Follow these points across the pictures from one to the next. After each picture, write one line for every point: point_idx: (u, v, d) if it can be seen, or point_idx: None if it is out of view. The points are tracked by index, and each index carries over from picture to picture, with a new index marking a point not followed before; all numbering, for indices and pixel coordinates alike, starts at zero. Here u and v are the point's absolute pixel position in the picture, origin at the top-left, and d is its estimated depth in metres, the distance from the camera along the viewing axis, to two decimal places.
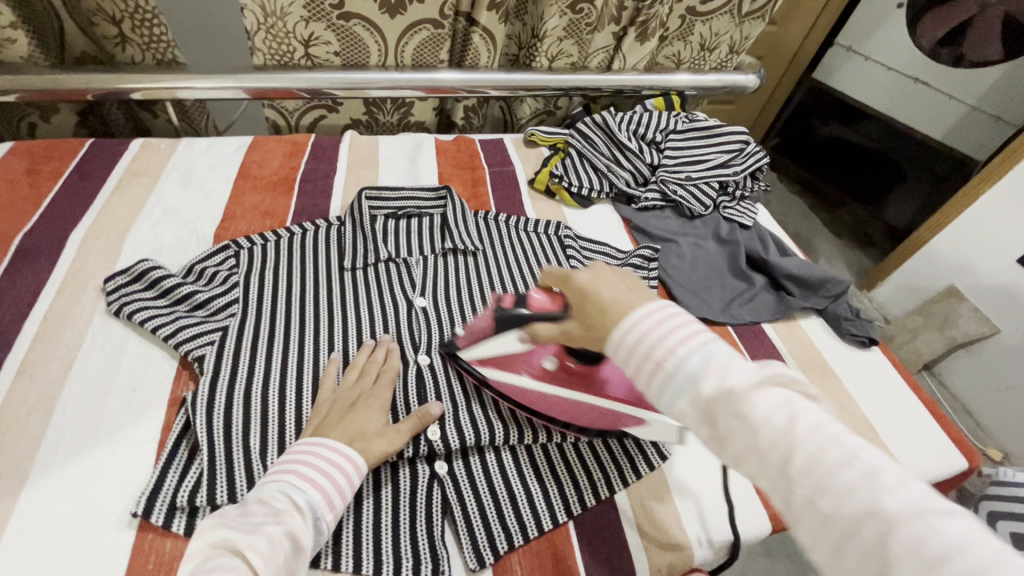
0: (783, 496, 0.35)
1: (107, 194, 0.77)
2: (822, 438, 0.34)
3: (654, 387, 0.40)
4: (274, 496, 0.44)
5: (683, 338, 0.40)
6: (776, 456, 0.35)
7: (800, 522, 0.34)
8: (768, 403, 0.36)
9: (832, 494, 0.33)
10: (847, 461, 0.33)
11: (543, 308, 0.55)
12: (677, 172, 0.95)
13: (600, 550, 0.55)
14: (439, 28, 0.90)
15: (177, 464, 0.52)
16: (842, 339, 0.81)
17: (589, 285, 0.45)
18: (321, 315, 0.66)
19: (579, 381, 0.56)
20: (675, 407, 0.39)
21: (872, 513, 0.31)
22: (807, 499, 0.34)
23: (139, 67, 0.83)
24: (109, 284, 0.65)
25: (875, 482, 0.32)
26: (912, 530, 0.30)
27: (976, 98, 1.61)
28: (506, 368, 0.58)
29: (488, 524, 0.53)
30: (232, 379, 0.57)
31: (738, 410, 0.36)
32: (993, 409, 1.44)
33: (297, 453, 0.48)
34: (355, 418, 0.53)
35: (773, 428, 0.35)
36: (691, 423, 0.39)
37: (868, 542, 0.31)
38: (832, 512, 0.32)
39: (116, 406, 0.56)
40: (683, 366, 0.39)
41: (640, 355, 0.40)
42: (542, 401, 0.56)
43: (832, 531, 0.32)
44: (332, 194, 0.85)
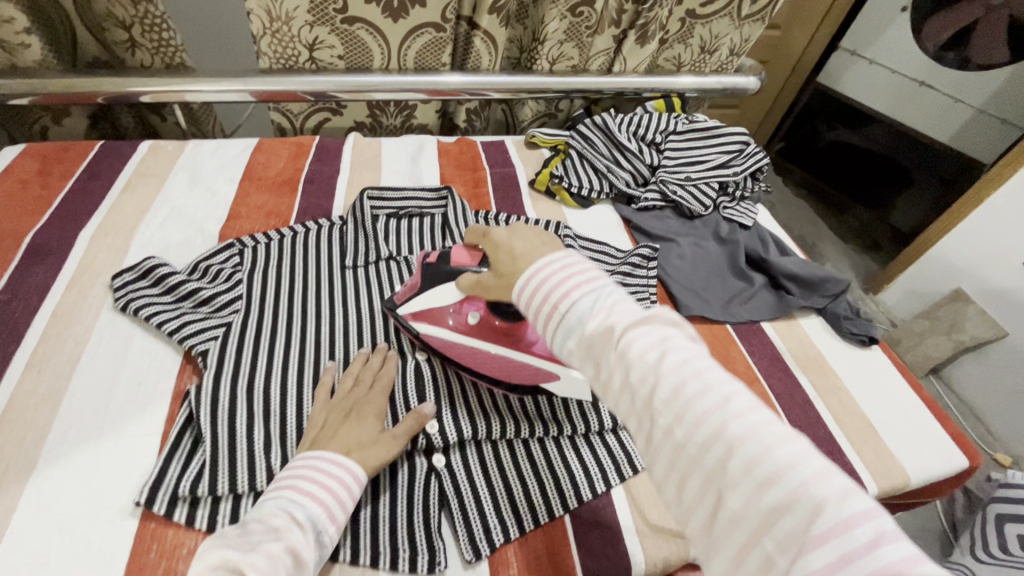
0: (645, 429, 0.37)
1: (115, 194, 0.79)
2: (685, 372, 0.36)
3: (549, 328, 0.43)
4: (274, 513, 0.45)
5: (577, 284, 0.43)
6: (644, 390, 0.37)
7: (659, 453, 0.37)
8: (643, 341, 0.38)
9: (687, 423, 0.35)
10: (704, 393, 0.35)
11: (462, 262, 0.57)
12: (677, 172, 0.96)
13: (596, 544, 0.55)
14: (441, 32, 0.92)
15: (180, 454, 0.53)
16: (841, 338, 0.81)
17: (503, 240, 0.49)
18: (323, 311, 0.67)
19: (503, 337, 0.57)
20: (566, 346, 0.42)
21: (719, 439, 0.34)
22: (666, 429, 0.36)
23: (148, 71, 0.85)
24: (116, 281, 0.66)
25: (727, 411, 0.35)
26: (749, 453, 0.33)
27: (983, 101, 1.58)
28: (436, 323, 0.59)
29: (485, 517, 0.54)
30: (235, 372, 0.58)
31: (616, 348, 0.39)
32: (1001, 413, 1.42)
33: (297, 467, 0.49)
34: (352, 426, 0.53)
35: (644, 363, 0.37)
36: (578, 362, 0.42)
37: (712, 466, 0.34)
38: (685, 441, 0.35)
39: (122, 399, 0.58)
40: (574, 308, 0.42)
41: (539, 300, 0.44)
42: (468, 356, 0.58)
43: (683, 458, 0.35)
44: (335, 194, 0.86)
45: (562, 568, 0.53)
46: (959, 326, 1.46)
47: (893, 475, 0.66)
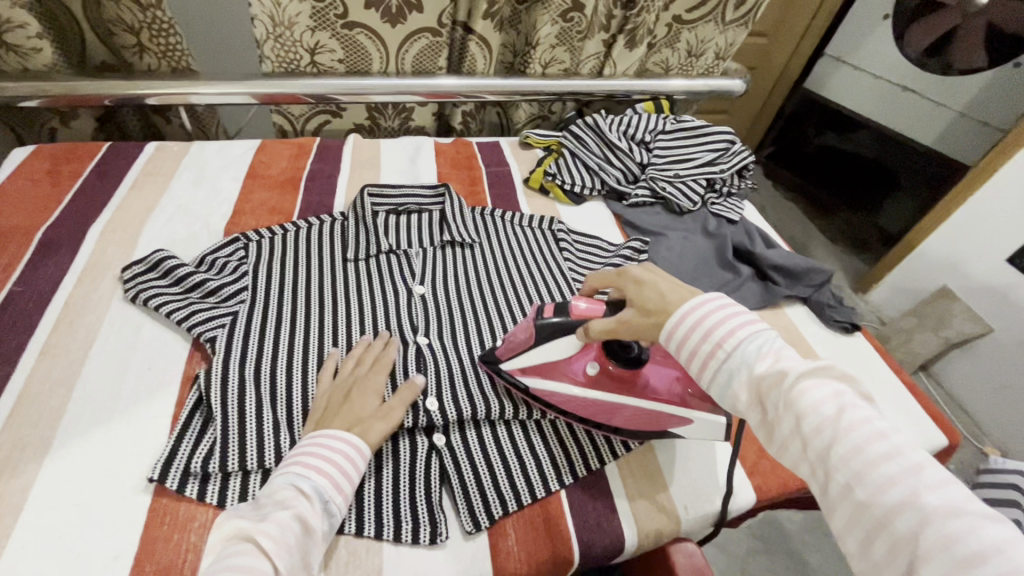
0: (821, 481, 0.40)
1: (124, 193, 0.81)
2: (867, 431, 0.39)
3: (712, 366, 0.48)
4: (282, 487, 0.47)
5: (740, 325, 0.47)
6: (820, 442, 0.40)
7: (836, 508, 0.39)
8: (818, 394, 0.42)
9: (870, 484, 0.37)
10: (890, 456, 0.38)
11: (586, 314, 0.56)
12: (666, 169, 1.00)
13: (592, 517, 0.57)
14: (437, 37, 0.96)
15: (191, 434, 0.56)
16: (826, 326, 0.85)
17: (647, 278, 0.53)
18: (325, 301, 0.69)
19: (621, 385, 0.58)
20: (731, 388, 0.47)
21: (911, 506, 0.36)
22: (845, 485, 0.39)
23: (155, 75, 0.88)
24: (126, 272, 0.69)
25: (917, 479, 0.37)
26: (946, 525, 0.34)
27: (966, 106, 1.64)
28: (551, 375, 0.60)
29: (484, 492, 0.56)
30: (243, 358, 0.60)
31: (787, 394, 0.42)
32: (989, 406, 1.46)
33: (303, 446, 0.51)
34: (352, 405, 0.56)
35: (821, 415, 0.41)
36: (745, 404, 0.46)
37: (903, 531, 0.35)
38: (871, 502, 0.37)
39: (133, 383, 0.60)
40: (739, 348, 0.46)
41: (699, 338, 0.48)
42: (585, 406, 0.59)
43: (866, 517, 0.37)
44: (336, 192, 0.89)
45: (558, 538, 0.55)
46: (946, 322, 1.50)
47: None
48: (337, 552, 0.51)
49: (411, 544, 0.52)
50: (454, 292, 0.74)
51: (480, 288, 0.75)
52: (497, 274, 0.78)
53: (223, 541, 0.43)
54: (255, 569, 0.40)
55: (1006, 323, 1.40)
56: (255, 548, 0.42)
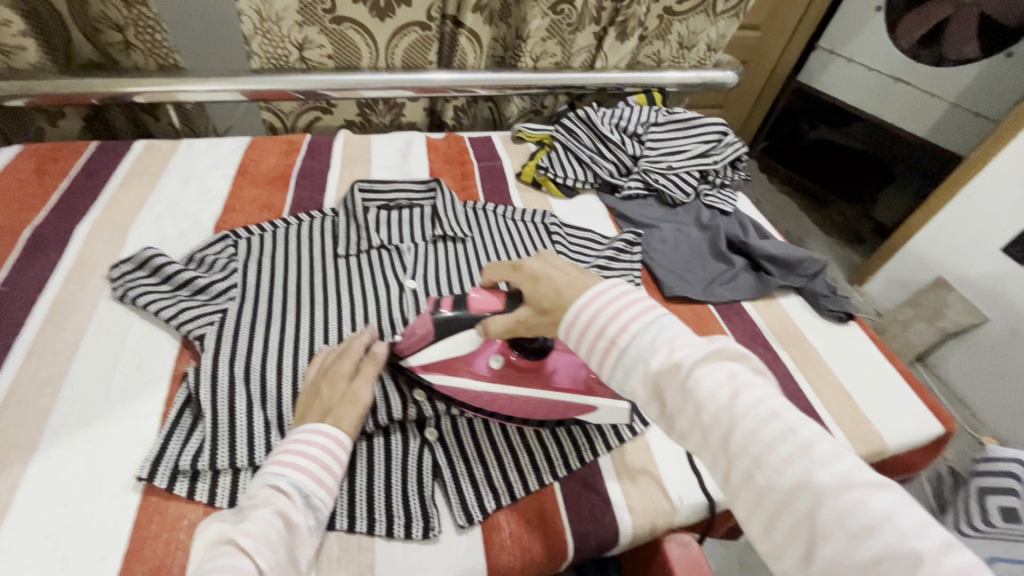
0: (722, 469, 0.40)
1: (112, 191, 0.80)
2: (761, 414, 0.38)
3: (610, 363, 0.46)
4: (259, 487, 0.46)
5: (633, 318, 0.45)
6: (718, 431, 0.39)
7: (738, 495, 0.38)
8: (713, 380, 0.40)
9: (768, 468, 0.37)
10: (783, 437, 0.37)
11: (485, 306, 0.56)
12: (658, 161, 0.99)
13: (587, 508, 0.57)
14: (427, 30, 0.95)
15: (180, 432, 0.55)
16: (819, 315, 0.85)
17: (542, 272, 0.52)
18: (317, 298, 0.69)
19: (524, 377, 0.58)
20: (630, 384, 0.45)
21: (805, 486, 0.36)
22: (745, 472, 0.38)
23: (143, 72, 0.87)
24: (114, 271, 0.68)
25: (809, 458, 0.36)
26: (838, 503, 0.34)
27: (957, 97, 1.64)
28: (457, 372, 0.58)
29: (477, 486, 0.56)
30: (232, 356, 0.60)
31: (683, 385, 0.41)
32: (986, 396, 1.46)
33: (278, 446, 0.50)
34: (324, 394, 0.54)
35: (717, 404, 0.39)
36: (644, 400, 0.44)
37: (802, 511, 0.35)
38: (768, 486, 0.37)
39: (121, 381, 0.59)
40: (634, 343, 0.44)
41: (594, 334, 0.46)
42: (492, 400, 0.58)
43: (766, 502, 0.37)
44: (326, 188, 0.88)
45: (551, 531, 0.55)
46: (941, 312, 1.50)
47: (872, 442, 0.69)
48: (328, 548, 0.50)
49: (404, 539, 0.52)
50: (446, 285, 0.74)
51: (472, 282, 0.75)
52: (488, 269, 0.77)
53: (206, 545, 0.43)
54: (237, 569, 0.40)
55: (1002, 312, 1.40)
56: (236, 549, 0.41)
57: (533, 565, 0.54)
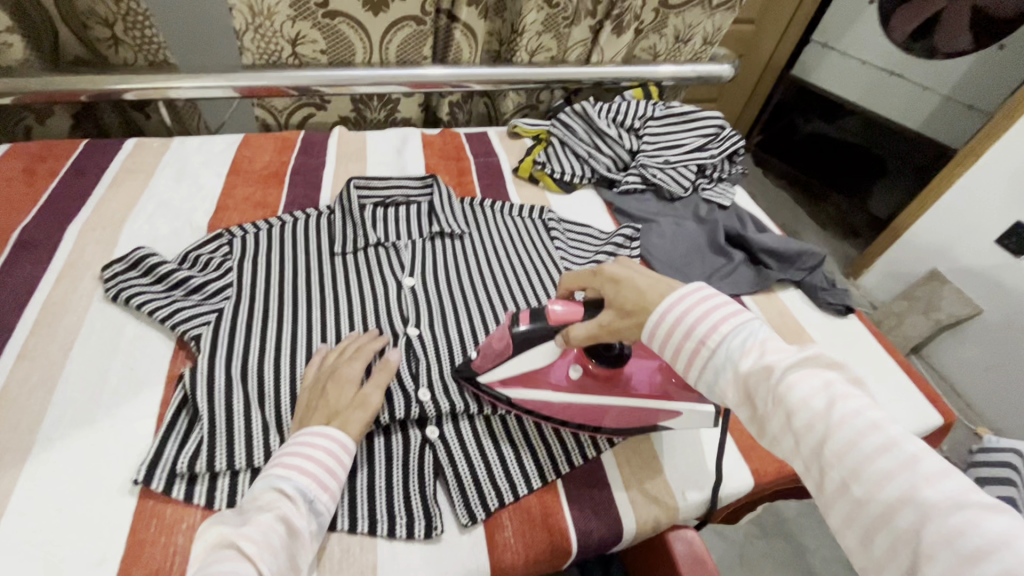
0: (816, 478, 0.39)
1: (102, 191, 0.79)
2: (861, 424, 0.38)
3: (698, 363, 0.46)
4: (263, 490, 0.46)
5: (723, 320, 0.46)
6: (812, 437, 0.39)
7: (833, 505, 0.38)
8: (807, 387, 0.40)
9: (867, 480, 0.36)
10: (885, 449, 0.36)
11: (567, 317, 0.53)
12: (656, 156, 0.99)
13: (590, 504, 0.57)
14: (421, 25, 0.94)
15: (177, 433, 0.54)
16: (819, 308, 0.85)
17: (623, 275, 0.51)
18: (313, 297, 0.68)
19: (605, 386, 0.56)
20: (718, 384, 0.45)
21: (910, 502, 0.34)
22: (841, 481, 0.37)
23: (133, 69, 0.85)
24: (106, 271, 0.67)
25: (915, 472, 0.35)
26: (948, 521, 0.33)
27: (950, 88, 1.67)
28: (534, 385, 0.56)
29: (479, 484, 0.55)
30: (229, 356, 0.59)
31: (776, 389, 0.41)
32: (981, 386, 1.47)
33: (284, 448, 0.50)
34: (329, 397, 0.54)
35: (812, 410, 0.39)
36: (733, 402, 0.45)
37: (905, 527, 0.34)
38: (867, 498, 0.36)
39: (115, 384, 0.58)
40: (725, 344, 0.45)
41: (682, 335, 0.47)
42: (571, 412, 0.56)
43: (864, 514, 0.36)
44: (322, 185, 0.87)
45: (555, 529, 0.55)
46: (936, 304, 1.51)
47: None
48: (330, 549, 0.50)
49: (406, 539, 0.51)
50: (444, 283, 0.73)
51: (470, 279, 0.74)
52: (487, 265, 0.77)
53: (207, 549, 0.42)
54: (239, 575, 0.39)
55: (997, 304, 1.41)
56: (238, 554, 0.41)
57: (536, 562, 0.54)
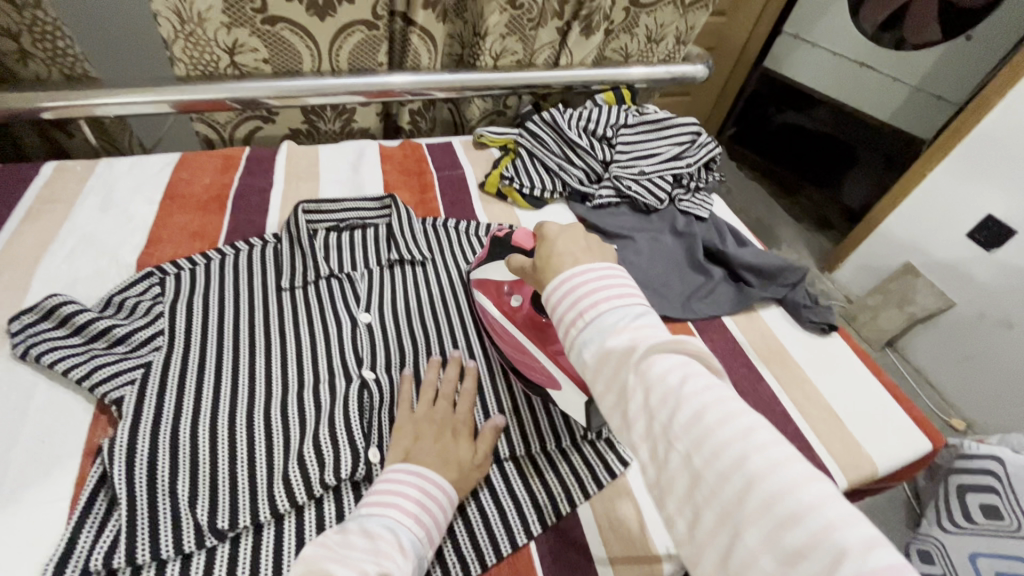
0: (658, 457, 0.34)
1: (15, 225, 0.70)
2: (709, 397, 0.33)
3: (570, 340, 0.40)
4: (382, 532, 0.42)
5: (607, 295, 0.40)
6: (662, 413, 0.34)
7: (670, 484, 0.33)
8: (666, 361, 0.35)
9: (706, 451, 0.31)
10: (726, 420, 0.32)
11: (522, 242, 0.60)
12: (631, 166, 0.93)
13: (565, 568, 0.52)
14: (373, 29, 0.86)
15: (93, 521, 0.47)
16: (801, 326, 0.81)
17: (551, 234, 0.48)
18: (259, 342, 0.61)
19: (534, 330, 0.60)
20: (580, 360, 0.39)
21: (740, 470, 0.30)
22: (683, 456, 0.32)
23: (48, 84, 0.77)
24: (13, 324, 0.59)
25: (750, 441, 0.31)
26: (770, 488, 0.29)
27: (920, 79, 1.64)
28: (491, 298, 0.64)
29: (443, 555, 0.50)
30: (157, 422, 0.52)
31: (635, 364, 0.36)
32: (956, 379, 1.48)
33: (397, 483, 0.47)
34: (448, 445, 0.52)
35: (665, 382, 0.34)
36: (587, 378, 0.38)
37: (729, 499, 0.30)
38: (703, 469, 0.31)
39: (23, 460, 0.51)
40: (598, 319, 0.39)
41: (563, 305, 0.41)
42: (502, 334, 0.62)
43: (698, 489, 0.31)
44: (269, 210, 0.80)
45: None
46: (910, 298, 1.51)
47: (861, 466, 0.65)
48: None
49: None
50: (406, 318, 0.67)
51: (434, 313, 0.69)
52: (452, 295, 0.71)
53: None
54: None
55: (968, 298, 1.41)
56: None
57: None
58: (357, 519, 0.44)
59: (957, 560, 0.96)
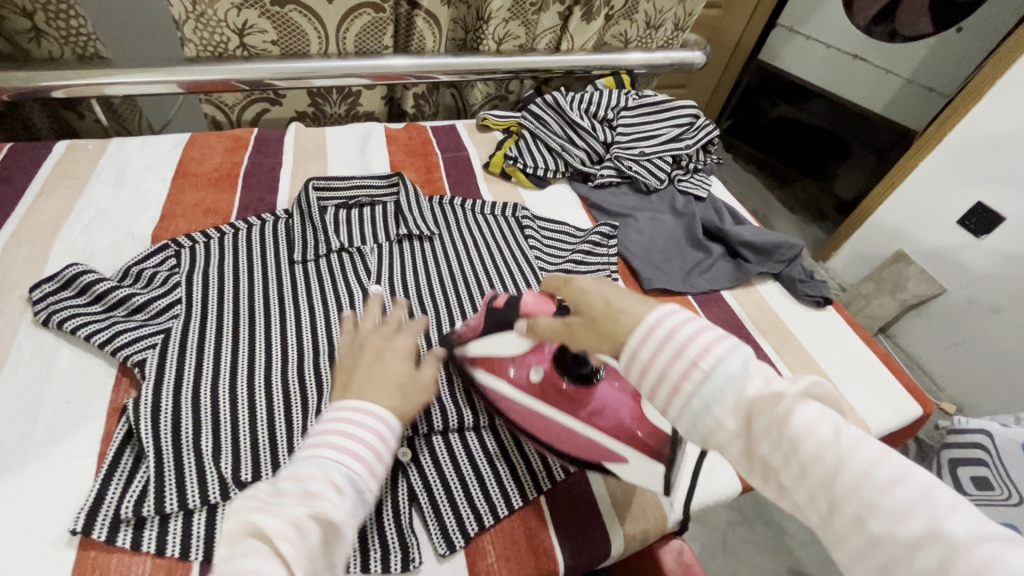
0: (825, 515, 0.35)
1: (30, 200, 0.71)
2: (870, 454, 0.34)
3: (688, 392, 0.39)
4: (312, 474, 0.39)
5: (717, 340, 0.40)
6: (823, 470, 0.35)
7: (843, 542, 0.34)
8: (812, 415, 0.36)
9: (884, 514, 0.32)
10: (896, 480, 0.33)
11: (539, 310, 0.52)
12: (631, 148, 0.95)
13: (575, 519, 0.55)
14: (380, 12, 0.88)
15: (121, 474, 0.49)
16: (798, 301, 0.83)
17: (589, 288, 0.46)
18: (273, 311, 0.63)
19: (563, 402, 0.54)
20: (713, 416, 0.39)
21: (931, 537, 0.30)
22: (856, 518, 0.33)
23: (60, 63, 0.78)
24: (34, 292, 0.60)
25: (930, 502, 0.32)
26: (966, 554, 0.29)
27: (912, 72, 1.67)
28: (495, 373, 0.56)
29: (457, 508, 0.52)
30: (178, 383, 0.53)
31: (783, 420, 0.37)
32: (946, 363, 1.51)
33: (332, 420, 0.43)
34: (385, 371, 0.48)
35: (818, 438, 0.36)
36: (730, 435, 0.39)
37: (926, 567, 0.30)
38: (883, 533, 0.32)
39: (49, 421, 0.52)
40: (720, 368, 0.39)
41: (672, 351, 0.40)
42: (528, 414, 0.55)
43: (879, 551, 0.32)
44: (279, 188, 0.81)
45: (540, 551, 0.52)
46: (902, 284, 1.54)
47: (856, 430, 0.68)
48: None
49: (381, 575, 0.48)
50: (415, 289, 0.69)
51: (441, 285, 0.70)
52: (458, 268, 0.73)
53: (229, 534, 0.36)
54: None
55: (958, 283, 1.44)
56: (268, 551, 0.34)
57: None
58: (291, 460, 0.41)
59: None
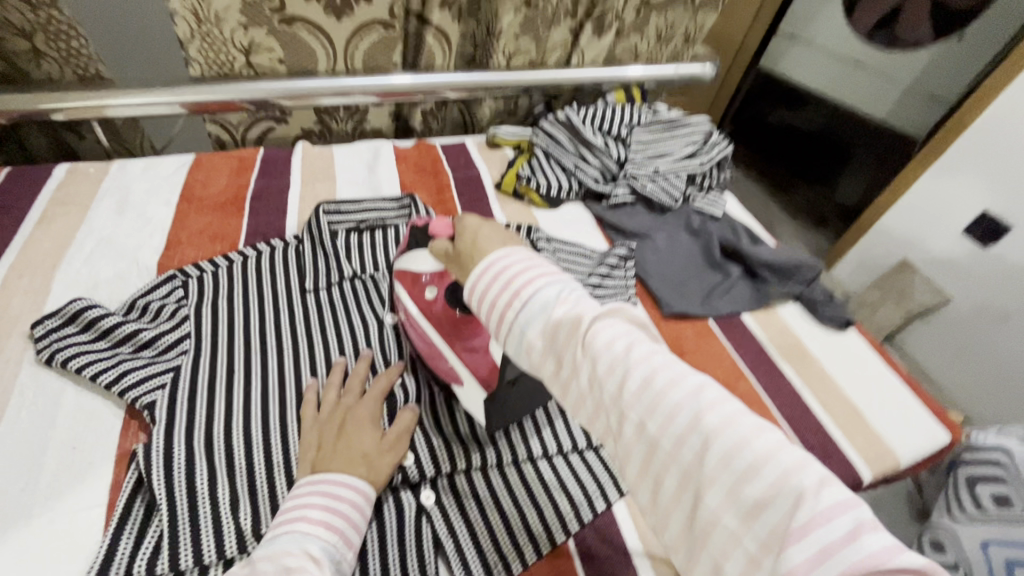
0: (614, 429, 0.35)
1: (30, 228, 0.69)
2: (654, 363, 0.34)
3: (509, 322, 0.39)
4: (288, 549, 0.39)
5: (542, 273, 0.40)
6: (612, 383, 0.34)
7: (630, 454, 0.34)
8: (610, 330, 0.36)
9: (660, 415, 0.32)
10: (675, 383, 0.33)
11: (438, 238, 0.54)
12: (645, 166, 0.93)
13: (607, 565, 0.52)
14: (390, 30, 0.86)
15: (132, 526, 0.47)
16: (819, 323, 0.82)
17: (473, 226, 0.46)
18: (285, 344, 0.60)
19: (448, 328, 0.57)
20: (524, 339, 0.38)
21: (696, 430, 0.31)
22: (638, 424, 0.33)
23: (61, 84, 0.76)
24: (36, 329, 0.57)
25: (699, 400, 0.32)
26: (727, 445, 0.30)
27: (910, 82, 1.70)
28: (406, 286, 0.60)
29: (484, 555, 0.50)
30: (190, 426, 0.51)
31: (583, 338, 0.35)
32: (954, 373, 1.49)
33: (303, 497, 0.44)
34: (350, 441, 0.49)
35: (612, 353, 0.35)
36: (536, 357, 0.38)
37: (688, 459, 0.31)
38: (661, 434, 0.32)
39: (54, 468, 0.50)
40: (538, 295, 0.38)
41: (501, 284, 0.40)
42: (415, 327, 0.59)
43: (658, 454, 0.32)
44: (287, 211, 0.79)
45: None
46: (908, 293, 1.53)
47: (883, 458, 0.66)
48: None
49: None
50: None
51: None
52: None
53: None
54: None
55: (965, 294, 1.44)
56: None
57: None
58: (261, 545, 0.40)
59: (971, 551, 0.98)
